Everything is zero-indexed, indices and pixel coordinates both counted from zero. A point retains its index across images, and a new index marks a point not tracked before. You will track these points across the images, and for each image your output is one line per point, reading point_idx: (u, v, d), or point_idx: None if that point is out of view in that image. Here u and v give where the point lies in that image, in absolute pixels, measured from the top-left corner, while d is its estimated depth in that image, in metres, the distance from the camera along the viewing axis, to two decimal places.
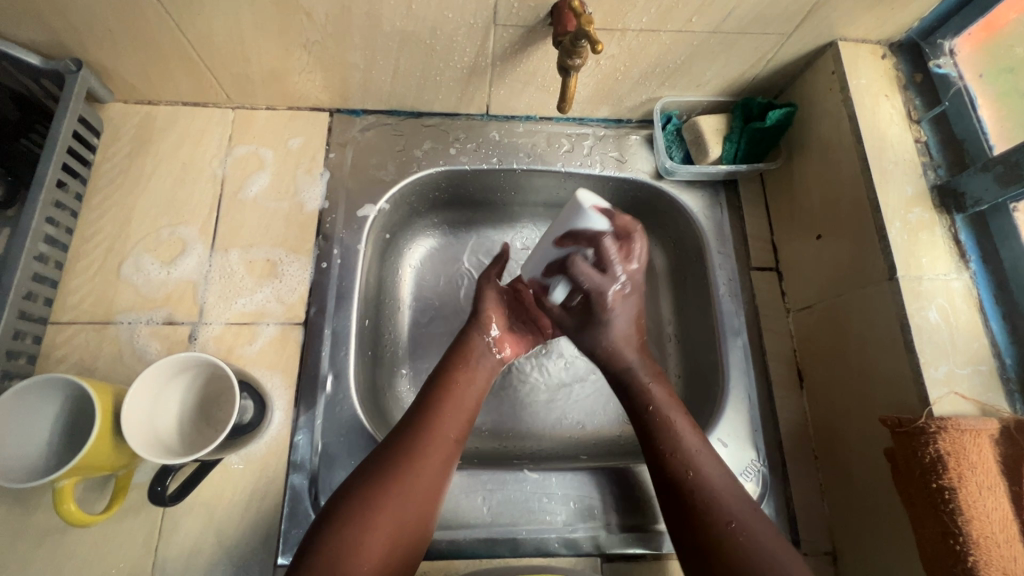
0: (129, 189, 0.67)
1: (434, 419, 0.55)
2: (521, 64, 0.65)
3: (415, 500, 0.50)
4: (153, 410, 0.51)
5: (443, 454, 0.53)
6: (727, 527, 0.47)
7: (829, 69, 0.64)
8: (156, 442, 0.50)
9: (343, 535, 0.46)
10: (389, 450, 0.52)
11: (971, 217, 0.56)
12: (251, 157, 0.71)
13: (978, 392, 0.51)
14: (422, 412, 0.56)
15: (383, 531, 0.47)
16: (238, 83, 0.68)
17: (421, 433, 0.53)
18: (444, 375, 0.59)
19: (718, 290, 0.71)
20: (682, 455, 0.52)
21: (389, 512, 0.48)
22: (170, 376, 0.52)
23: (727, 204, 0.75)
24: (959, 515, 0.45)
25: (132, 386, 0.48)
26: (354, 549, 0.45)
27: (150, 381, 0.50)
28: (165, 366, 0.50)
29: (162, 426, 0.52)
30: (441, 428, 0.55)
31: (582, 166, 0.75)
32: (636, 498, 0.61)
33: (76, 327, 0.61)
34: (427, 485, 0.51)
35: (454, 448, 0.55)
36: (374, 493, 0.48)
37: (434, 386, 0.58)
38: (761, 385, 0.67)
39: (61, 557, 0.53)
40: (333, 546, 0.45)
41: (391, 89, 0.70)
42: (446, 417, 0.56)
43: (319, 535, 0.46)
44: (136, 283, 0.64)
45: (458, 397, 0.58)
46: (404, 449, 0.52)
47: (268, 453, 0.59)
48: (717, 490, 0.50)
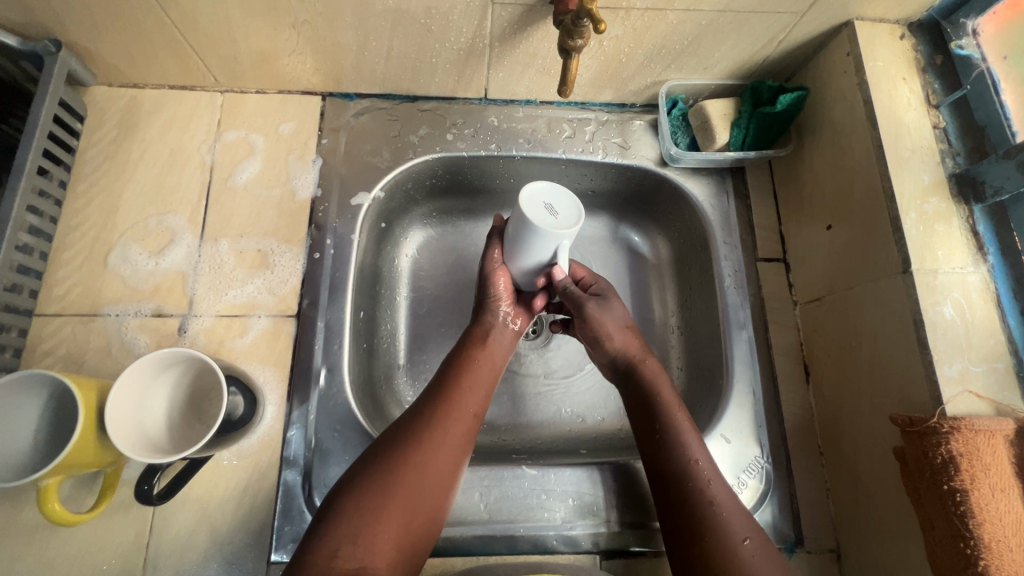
0: (115, 176, 0.65)
1: (454, 394, 0.54)
2: (521, 45, 0.62)
3: (435, 476, 0.49)
4: (140, 407, 0.50)
5: (464, 434, 0.52)
6: (742, 544, 0.47)
7: (844, 50, 0.61)
8: (144, 440, 0.49)
9: (362, 507, 0.45)
10: (409, 422, 0.51)
11: (991, 207, 0.54)
12: (241, 142, 0.68)
13: (993, 391, 0.49)
14: (443, 384, 0.55)
15: (403, 505, 0.46)
16: (226, 65, 0.65)
17: (440, 407, 0.52)
18: (462, 351, 0.58)
19: (723, 281, 0.69)
20: (696, 466, 0.52)
21: (410, 484, 0.47)
22: (157, 371, 0.51)
23: (734, 192, 0.73)
24: (971, 518, 0.44)
25: (116, 382, 0.47)
26: (375, 521, 0.44)
27: (135, 377, 0.49)
28: (149, 361, 0.49)
29: (151, 423, 0.50)
30: (461, 403, 0.53)
31: (584, 152, 0.72)
32: (637, 493, 0.60)
33: (63, 319, 0.59)
34: (444, 462, 0.49)
35: (473, 424, 0.53)
36: (395, 466, 0.47)
37: (455, 359, 0.57)
38: (766, 379, 0.65)
39: (51, 555, 0.52)
40: (353, 517, 0.44)
41: (385, 72, 0.67)
42: (466, 391, 0.55)
43: (335, 507, 0.45)
44: (124, 274, 0.62)
45: (477, 373, 0.57)
46: (425, 419, 0.51)
47: (261, 448, 0.57)
48: (720, 500, 0.50)
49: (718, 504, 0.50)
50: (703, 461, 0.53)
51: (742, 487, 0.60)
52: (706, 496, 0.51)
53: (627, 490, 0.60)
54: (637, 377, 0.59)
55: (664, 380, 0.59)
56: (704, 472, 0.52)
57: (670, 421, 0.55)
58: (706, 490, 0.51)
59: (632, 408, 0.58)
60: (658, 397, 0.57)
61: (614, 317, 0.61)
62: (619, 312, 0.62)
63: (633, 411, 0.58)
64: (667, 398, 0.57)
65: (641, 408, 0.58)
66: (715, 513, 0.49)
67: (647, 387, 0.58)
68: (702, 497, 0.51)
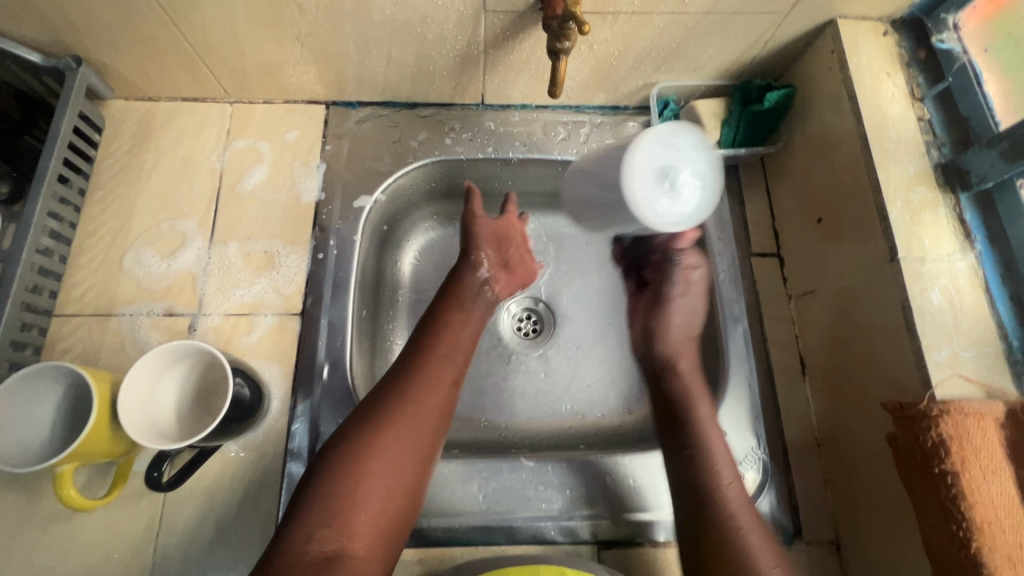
0: (130, 184, 0.68)
1: (431, 360, 0.57)
2: (514, 51, 0.65)
3: (412, 447, 0.51)
4: (153, 391, 0.52)
5: (440, 396, 0.55)
6: (772, 572, 0.50)
7: (829, 48, 0.62)
8: (149, 424, 0.50)
9: (338, 486, 0.47)
10: (380, 396, 0.53)
11: (977, 196, 0.54)
12: (249, 150, 0.71)
13: (984, 374, 0.49)
14: (416, 354, 0.57)
15: (380, 481, 0.48)
16: (235, 77, 0.68)
17: (416, 372, 0.55)
18: (436, 319, 0.61)
19: (717, 277, 0.70)
20: (727, 488, 0.55)
21: (385, 456, 0.49)
22: (175, 359, 0.53)
23: (727, 189, 0.74)
24: (962, 500, 0.44)
25: (135, 364, 0.49)
26: (351, 499, 0.47)
27: (153, 362, 0.51)
28: (168, 351, 0.51)
29: (161, 407, 0.52)
30: (436, 370, 0.56)
31: (579, 154, 0.75)
32: (627, 487, 0.61)
33: (80, 319, 0.62)
34: (421, 425, 0.52)
35: (450, 391, 0.56)
36: (368, 439, 0.50)
37: (432, 325, 0.60)
38: (761, 371, 0.66)
39: (68, 542, 0.55)
40: (328, 498, 0.46)
41: (385, 80, 0.70)
42: (440, 359, 0.57)
43: (313, 487, 0.47)
44: (137, 276, 0.65)
45: (450, 337, 0.60)
46: (401, 389, 0.53)
47: (266, 440, 0.59)
48: (747, 527, 0.53)
49: (744, 530, 0.52)
50: (735, 485, 0.56)
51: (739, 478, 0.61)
52: (732, 517, 0.53)
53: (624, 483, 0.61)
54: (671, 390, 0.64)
55: (699, 397, 0.63)
56: (732, 496, 0.55)
57: (701, 441, 0.59)
58: (733, 512, 0.53)
59: (661, 422, 0.63)
60: (689, 414, 0.61)
61: (680, 319, 0.69)
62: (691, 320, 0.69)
63: (661, 425, 0.63)
64: (701, 415, 0.61)
65: (671, 420, 0.62)
66: (742, 540, 0.51)
67: (682, 399, 0.63)
68: (727, 518, 0.53)
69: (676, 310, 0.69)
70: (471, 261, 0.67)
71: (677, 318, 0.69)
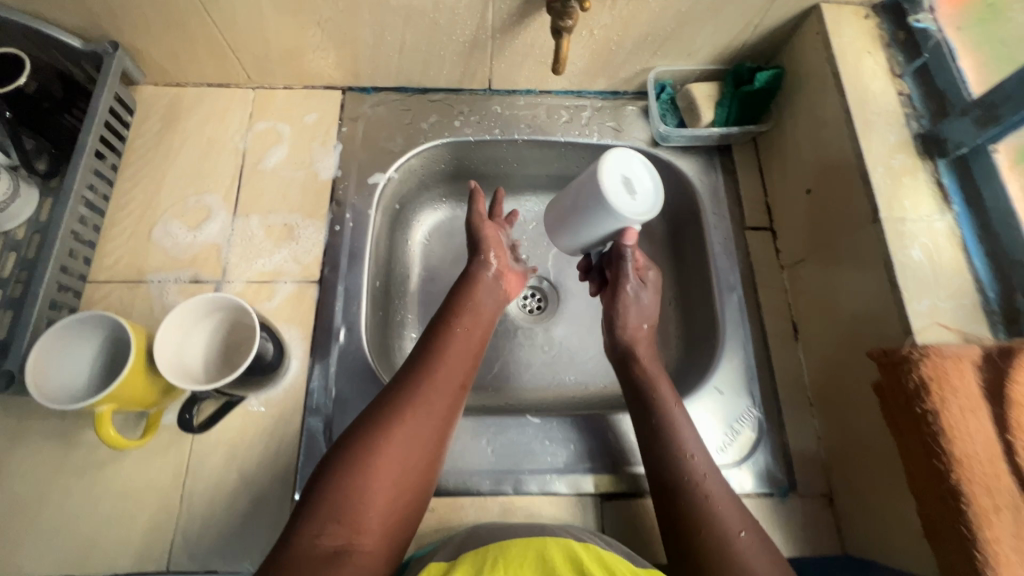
0: (158, 161, 0.73)
1: (439, 362, 0.58)
2: (519, 36, 0.70)
3: (420, 447, 0.52)
4: (184, 339, 0.56)
5: (448, 397, 0.56)
6: (738, 536, 0.51)
7: (814, 30, 0.67)
8: (181, 369, 0.54)
9: (347, 483, 0.48)
10: (389, 395, 0.54)
11: (954, 161, 0.58)
12: (270, 131, 0.76)
13: (962, 322, 0.52)
14: (426, 355, 0.58)
15: (387, 480, 0.49)
16: (258, 62, 0.73)
17: (425, 372, 0.56)
18: (447, 323, 0.62)
19: (713, 249, 0.74)
20: (692, 460, 0.57)
21: (393, 454, 0.50)
22: (206, 312, 0.57)
23: (722, 168, 0.78)
24: (941, 435, 0.47)
25: (172, 312, 0.53)
26: (359, 497, 0.48)
27: (187, 312, 0.55)
28: (200, 302, 0.55)
29: (190, 355, 0.56)
30: (444, 372, 0.57)
31: (581, 136, 0.79)
32: (628, 443, 0.64)
33: (112, 285, 0.66)
34: (429, 426, 0.53)
35: (458, 393, 0.57)
36: (376, 438, 0.50)
37: (440, 330, 0.61)
38: (756, 336, 0.70)
39: (99, 490, 0.58)
40: (337, 495, 0.47)
41: (398, 65, 0.75)
42: (448, 362, 0.58)
43: (321, 483, 0.48)
44: (166, 246, 0.69)
45: (460, 341, 0.61)
46: (410, 390, 0.55)
47: (286, 397, 0.63)
48: (714, 496, 0.54)
49: (712, 500, 0.54)
50: (699, 458, 0.57)
51: (735, 435, 0.65)
52: (698, 491, 0.55)
53: (628, 438, 0.64)
54: (638, 368, 0.66)
55: (656, 376, 0.65)
56: (699, 467, 0.57)
57: (666, 422, 0.60)
58: (697, 486, 0.55)
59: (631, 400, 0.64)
60: (654, 395, 0.62)
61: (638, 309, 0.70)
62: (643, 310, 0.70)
63: (632, 403, 0.63)
64: (664, 394, 0.62)
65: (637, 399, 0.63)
66: (710, 511, 0.53)
67: (635, 377, 0.65)
68: (694, 494, 0.55)
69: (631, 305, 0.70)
70: (482, 261, 0.69)
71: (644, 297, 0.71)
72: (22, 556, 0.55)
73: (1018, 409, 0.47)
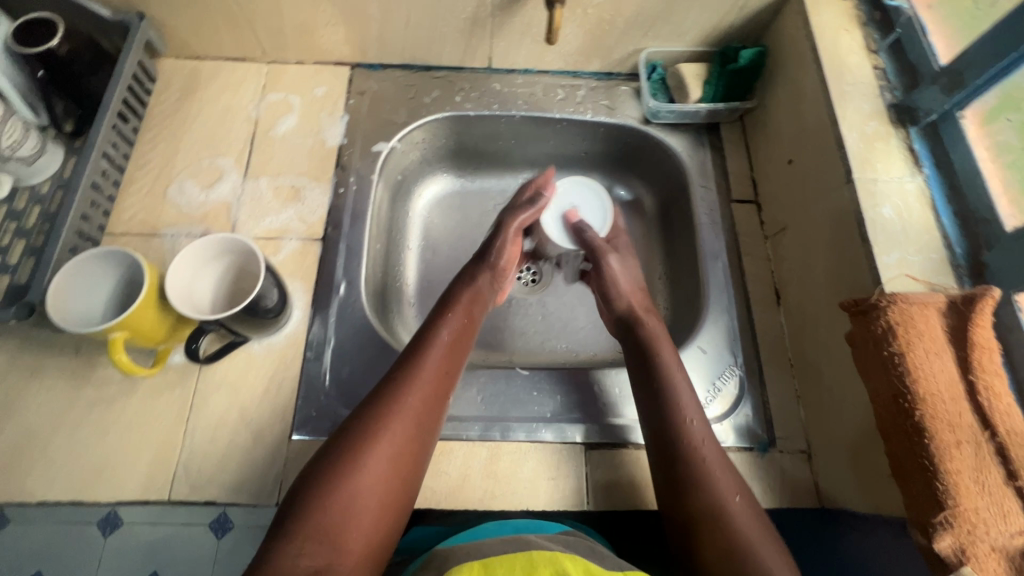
0: (175, 126, 0.77)
1: (424, 368, 0.57)
2: (518, 14, 0.74)
3: (405, 461, 0.52)
4: (196, 276, 0.60)
5: (432, 407, 0.55)
6: (733, 501, 0.53)
7: (796, 11, 0.71)
8: (188, 300, 0.58)
9: (331, 501, 0.47)
10: (373, 407, 0.53)
11: (925, 128, 0.61)
12: (282, 102, 0.80)
13: (928, 273, 0.55)
14: (410, 361, 0.57)
15: (372, 497, 0.49)
16: (273, 37, 0.78)
17: (408, 380, 0.55)
18: (435, 328, 0.61)
19: (700, 219, 0.77)
20: (688, 423, 0.57)
21: (378, 470, 0.50)
22: (218, 253, 0.61)
23: (709, 145, 0.82)
24: (907, 375, 0.49)
25: (186, 247, 0.58)
26: (343, 515, 0.47)
27: (200, 249, 0.59)
28: (212, 242, 0.59)
29: (199, 291, 0.60)
30: (429, 381, 0.56)
31: (575, 112, 0.83)
32: (612, 396, 0.67)
33: (127, 237, 0.70)
34: (413, 439, 0.53)
35: (441, 403, 0.57)
36: (360, 453, 0.50)
37: (425, 338, 0.60)
38: (740, 300, 0.72)
39: (106, 423, 0.61)
40: (322, 513, 0.47)
41: (403, 42, 0.79)
42: (432, 369, 0.57)
43: (304, 499, 0.47)
44: (180, 203, 0.73)
45: (447, 348, 0.60)
46: (394, 400, 0.54)
47: (287, 343, 0.66)
48: (709, 458, 0.55)
49: (707, 461, 0.55)
50: (696, 419, 0.58)
51: (717, 392, 0.67)
52: (697, 455, 0.55)
53: (615, 392, 0.67)
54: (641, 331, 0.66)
55: (664, 343, 0.64)
56: (696, 430, 0.57)
57: (668, 390, 0.60)
58: (697, 452, 0.56)
59: (634, 373, 0.63)
60: (654, 359, 0.63)
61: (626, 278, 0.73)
62: (631, 275, 0.73)
63: (634, 376, 0.63)
64: (666, 357, 0.63)
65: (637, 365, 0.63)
66: (704, 477, 0.54)
67: (647, 346, 0.64)
68: (695, 464, 0.55)
69: (618, 274, 0.72)
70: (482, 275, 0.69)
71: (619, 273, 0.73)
72: (33, 482, 0.58)
73: (981, 351, 0.49)
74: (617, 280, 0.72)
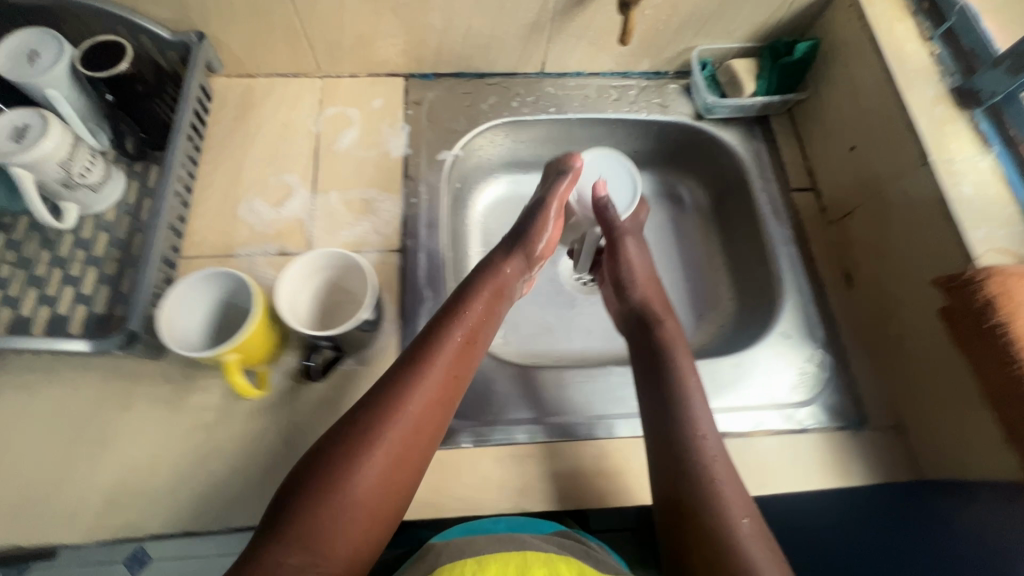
0: (236, 145, 0.76)
1: (435, 370, 0.56)
2: (578, 17, 0.75)
3: (404, 470, 0.51)
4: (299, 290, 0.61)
5: (438, 417, 0.54)
6: (739, 522, 0.52)
7: (847, 3, 0.73)
8: (295, 315, 0.59)
9: (326, 504, 0.47)
10: (383, 406, 0.52)
11: (989, 109, 0.64)
12: (341, 116, 0.79)
13: (1017, 246, 0.57)
14: (420, 361, 0.56)
15: (365, 503, 0.49)
16: (330, 51, 0.77)
17: (418, 382, 0.54)
18: (450, 325, 0.60)
19: (763, 209, 0.79)
20: (703, 441, 0.57)
21: (376, 475, 0.49)
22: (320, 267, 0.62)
23: (762, 137, 0.84)
24: (1016, 343, 0.51)
25: (295, 262, 0.59)
26: (339, 518, 0.47)
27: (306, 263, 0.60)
28: (319, 256, 0.60)
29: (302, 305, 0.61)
30: (436, 385, 0.55)
31: (630, 112, 0.85)
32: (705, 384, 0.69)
33: (204, 259, 0.69)
34: (415, 445, 0.52)
35: (446, 412, 0.56)
36: (361, 455, 0.49)
37: (440, 334, 0.58)
38: (813, 285, 0.74)
39: (206, 450, 0.59)
40: (316, 515, 0.46)
41: (460, 50, 0.80)
42: (441, 373, 0.56)
43: (303, 494, 0.48)
44: (252, 222, 0.72)
45: (458, 348, 0.58)
46: (400, 400, 0.53)
47: (382, 355, 0.65)
48: (722, 480, 0.55)
49: (720, 480, 0.55)
50: (710, 439, 0.58)
51: (804, 375, 0.69)
52: (707, 475, 0.55)
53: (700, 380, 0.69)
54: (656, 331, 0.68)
55: (680, 348, 0.65)
56: (709, 449, 0.57)
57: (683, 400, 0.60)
58: (707, 471, 0.55)
59: (645, 367, 0.65)
60: (671, 364, 0.63)
61: (641, 264, 0.76)
62: (646, 264, 0.76)
63: (645, 376, 0.64)
64: (683, 366, 0.63)
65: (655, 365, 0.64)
66: (713, 495, 0.54)
67: (659, 348, 0.65)
68: (703, 480, 0.55)
69: (635, 262, 0.75)
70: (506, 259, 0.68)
71: (638, 262, 0.76)
72: (140, 517, 0.56)
73: None
74: (634, 268, 0.75)
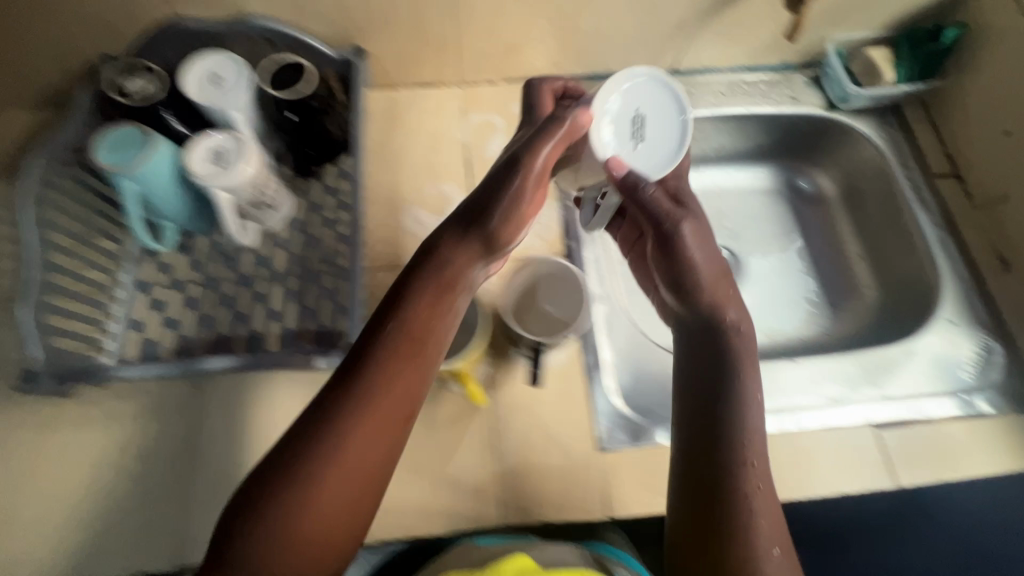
0: (390, 157, 0.77)
1: (393, 359, 0.47)
2: (725, 14, 0.75)
3: (350, 480, 0.43)
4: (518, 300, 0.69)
5: (395, 418, 0.46)
6: (772, 553, 0.44)
7: None
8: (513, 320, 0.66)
9: (286, 508, 0.41)
10: (339, 396, 0.45)
11: None
12: (485, 122, 0.80)
13: None
14: (390, 345, 0.47)
15: (328, 511, 0.42)
16: (476, 58, 0.78)
17: (369, 372, 0.46)
18: (400, 302, 0.49)
19: (908, 197, 0.80)
20: (755, 461, 0.47)
21: (339, 479, 0.43)
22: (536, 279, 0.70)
23: (897, 125, 0.84)
24: None
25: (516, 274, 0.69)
26: (269, 527, 0.41)
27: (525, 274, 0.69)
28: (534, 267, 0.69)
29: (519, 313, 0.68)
30: (395, 384, 0.46)
31: (763, 106, 0.85)
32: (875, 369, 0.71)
33: (380, 272, 0.71)
34: (362, 453, 0.44)
35: (403, 418, 0.46)
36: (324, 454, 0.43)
37: (390, 313, 0.49)
38: (968, 271, 0.76)
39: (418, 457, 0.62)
40: (284, 519, 0.41)
41: (601, 53, 0.80)
42: (377, 367, 0.46)
43: (257, 492, 0.42)
44: (418, 233, 0.73)
45: (420, 328, 0.49)
46: (361, 394, 0.45)
47: (569, 359, 0.68)
48: (756, 498, 0.45)
49: (756, 494, 0.46)
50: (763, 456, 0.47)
51: (971, 360, 0.71)
52: (750, 490, 0.46)
53: (872, 364, 0.71)
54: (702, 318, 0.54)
55: (747, 357, 0.51)
56: (755, 472, 0.46)
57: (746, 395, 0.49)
58: (748, 491, 0.46)
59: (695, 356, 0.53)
60: (727, 355, 0.52)
61: (704, 254, 0.56)
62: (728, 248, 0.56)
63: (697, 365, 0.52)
64: (745, 360, 0.51)
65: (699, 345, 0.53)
66: (736, 515, 0.45)
67: (713, 344, 0.52)
68: (739, 497, 0.45)
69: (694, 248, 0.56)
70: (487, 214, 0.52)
71: (700, 257, 0.55)
72: None
73: None
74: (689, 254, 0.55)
